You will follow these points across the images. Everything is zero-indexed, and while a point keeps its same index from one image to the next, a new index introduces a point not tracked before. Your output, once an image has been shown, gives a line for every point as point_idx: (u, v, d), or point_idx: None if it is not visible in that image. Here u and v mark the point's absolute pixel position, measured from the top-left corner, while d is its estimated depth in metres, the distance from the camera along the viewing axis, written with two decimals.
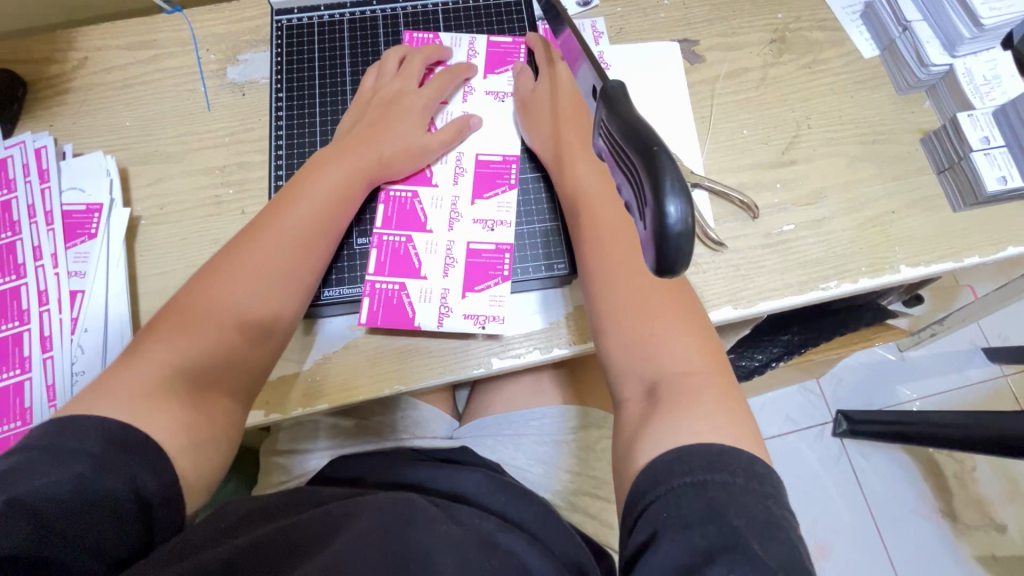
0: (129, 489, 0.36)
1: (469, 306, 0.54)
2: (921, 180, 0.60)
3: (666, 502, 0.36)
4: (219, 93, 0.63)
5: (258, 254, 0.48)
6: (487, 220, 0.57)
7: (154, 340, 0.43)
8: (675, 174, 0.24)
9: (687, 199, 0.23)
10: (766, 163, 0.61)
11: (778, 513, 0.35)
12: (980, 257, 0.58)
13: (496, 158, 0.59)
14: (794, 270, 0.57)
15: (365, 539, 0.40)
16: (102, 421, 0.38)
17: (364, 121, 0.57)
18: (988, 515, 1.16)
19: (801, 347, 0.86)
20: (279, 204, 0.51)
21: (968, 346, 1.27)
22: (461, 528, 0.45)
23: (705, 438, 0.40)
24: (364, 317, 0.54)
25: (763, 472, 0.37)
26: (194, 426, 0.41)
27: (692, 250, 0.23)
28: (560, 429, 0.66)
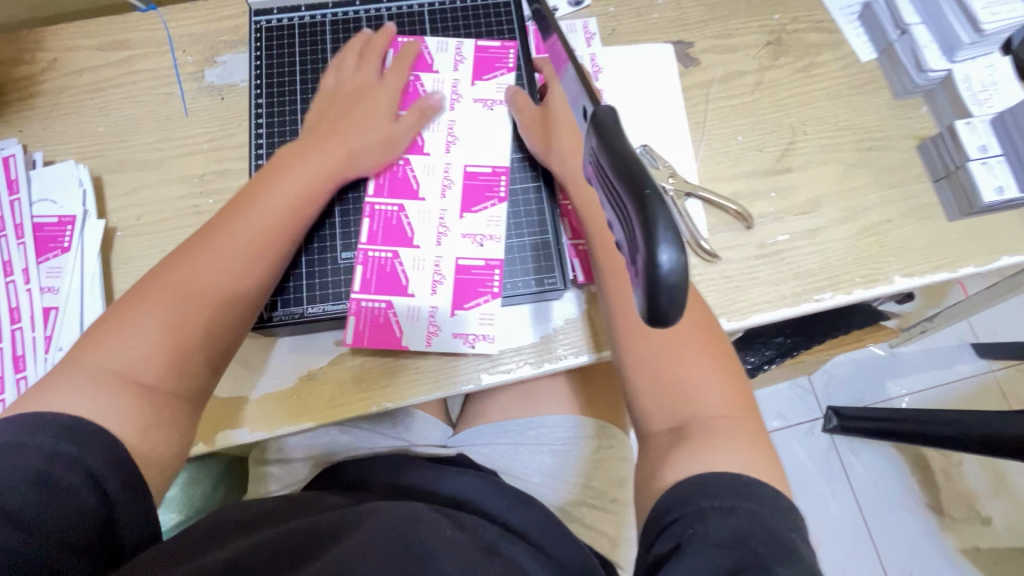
0: (86, 484, 0.34)
1: (459, 325, 0.53)
2: (917, 189, 0.59)
3: (691, 520, 0.36)
4: (196, 96, 0.61)
5: (220, 242, 0.45)
6: (476, 236, 0.55)
7: (98, 346, 0.39)
8: (666, 216, 0.22)
9: (680, 246, 0.22)
10: (762, 171, 0.60)
11: (804, 547, 0.35)
12: (975, 267, 0.57)
13: (486, 170, 0.57)
14: (789, 281, 0.56)
15: (373, 550, 0.39)
16: (53, 413, 0.36)
17: (330, 114, 0.55)
18: (975, 509, 1.18)
19: (792, 350, 0.86)
20: (243, 194, 0.48)
21: (957, 342, 1.28)
22: (469, 539, 0.45)
23: (725, 466, 0.39)
24: (350, 337, 0.52)
25: (786, 507, 0.37)
26: (157, 414, 0.39)
27: (684, 301, 0.22)
28: (556, 438, 0.66)
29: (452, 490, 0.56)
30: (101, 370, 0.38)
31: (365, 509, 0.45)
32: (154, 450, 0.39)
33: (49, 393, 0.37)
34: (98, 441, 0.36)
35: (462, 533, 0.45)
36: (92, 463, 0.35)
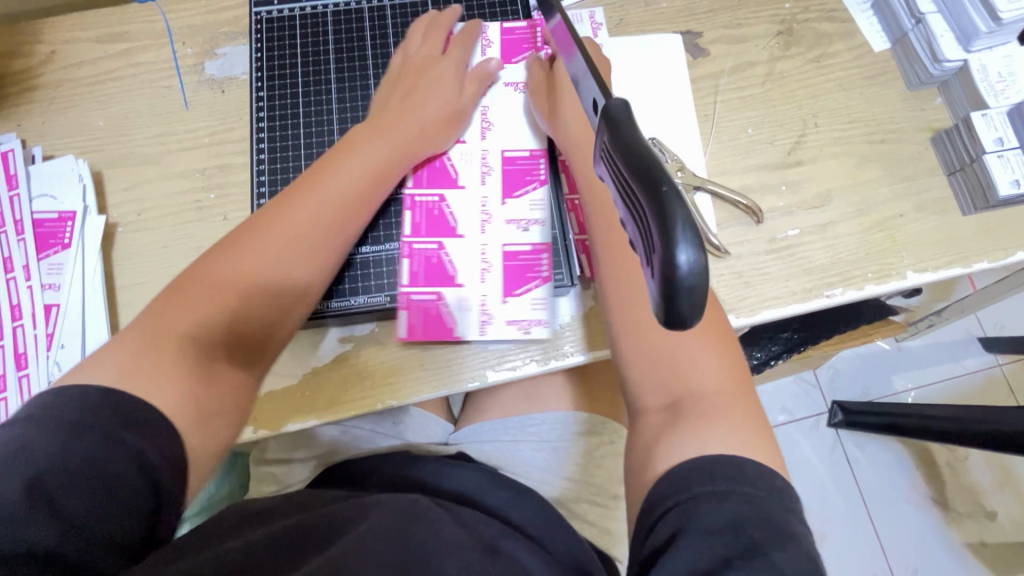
0: (140, 473, 0.33)
1: (511, 312, 0.53)
2: (930, 182, 0.58)
3: (686, 507, 0.35)
4: (197, 89, 0.60)
5: (290, 221, 0.47)
6: (520, 221, 0.55)
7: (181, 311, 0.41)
8: (684, 214, 0.21)
9: (700, 246, 0.21)
10: (772, 164, 0.58)
11: (800, 528, 0.34)
12: (988, 263, 0.56)
13: (522, 154, 0.57)
14: (799, 277, 0.55)
15: (369, 544, 0.38)
16: (115, 397, 0.35)
17: (396, 92, 0.56)
18: (980, 504, 1.17)
19: (799, 345, 0.85)
20: (310, 172, 0.50)
21: (964, 336, 1.27)
22: (468, 533, 0.45)
23: (720, 448, 0.38)
24: (403, 332, 0.52)
25: (783, 487, 0.36)
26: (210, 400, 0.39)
27: (704, 303, 0.21)
28: (559, 436, 0.65)
29: (453, 486, 0.57)
30: (178, 335, 0.39)
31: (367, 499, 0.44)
32: (202, 443, 0.38)
33: (121, 354, 0.38)
34: (155, 435, 0.35)
35: (460, 526, 0.45)
36: (151, 459, 0.34)
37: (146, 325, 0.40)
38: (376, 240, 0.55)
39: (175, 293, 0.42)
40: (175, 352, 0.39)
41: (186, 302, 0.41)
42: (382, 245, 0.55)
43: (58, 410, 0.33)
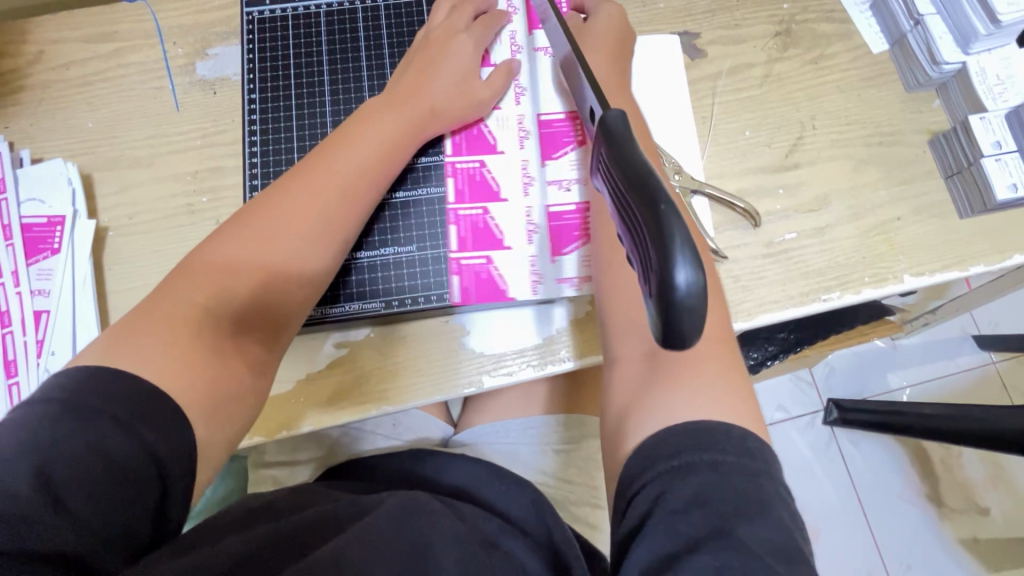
0: (149, 461, 0.34)
1: (562, 270, 0.53)
2: (928, 185, 0.58)
3: (653, 488, 0.35)
4: (188, 90, 0.59)
5: (299, 201, 0.45)
6: (562, 181, 0.55)
7: (175, 307, 0.40)
8: (682, 233, 0.21)
9: (700, 269, 0.20)
10: (770, 167, 0.58)
11: (770, 491, 0.34)
12: (985, 266, 0.56)
13: (558, 117, 0.56)
14: (797, 280, 0.55)
15: (363, 537, 0.39)
16: (126, 382, 0.35)
17: (410, 71, 0.54)
18: (972, 500, 1.18)
19: (796, 346, 0.85)
20: (322, 148, 0.49)
21: (959, 334, 1.27)
22: (468, 527, 0.46)
23: (692, 413, 0.38)
24: (458, 296, 0.53)
25: (754, 447, 0.36)
26: (218, 394, 0.39)
27: (701, 325, 0.21)
28: (556, 438, 0.65)
29: (452, 480, 0.57)
30: (185, 314, 0.40)
31: (365, 500, 0.46)
32: (211, 433, 0.39)
33: (134, 330, 0.39)
34: (164, 423, 0.36)
35: (455, 518, 0.46)
36: (158, 447, 0.35)
37: (160, 297, 0.41)
38: (370, 245, 0.54)
39: (171, 287, 0.41)
40: (181, 331, 0.39)
41: (197, 280, 0.42)
42: (377, 250, 0.54)
43: (73, 391, 0.34)
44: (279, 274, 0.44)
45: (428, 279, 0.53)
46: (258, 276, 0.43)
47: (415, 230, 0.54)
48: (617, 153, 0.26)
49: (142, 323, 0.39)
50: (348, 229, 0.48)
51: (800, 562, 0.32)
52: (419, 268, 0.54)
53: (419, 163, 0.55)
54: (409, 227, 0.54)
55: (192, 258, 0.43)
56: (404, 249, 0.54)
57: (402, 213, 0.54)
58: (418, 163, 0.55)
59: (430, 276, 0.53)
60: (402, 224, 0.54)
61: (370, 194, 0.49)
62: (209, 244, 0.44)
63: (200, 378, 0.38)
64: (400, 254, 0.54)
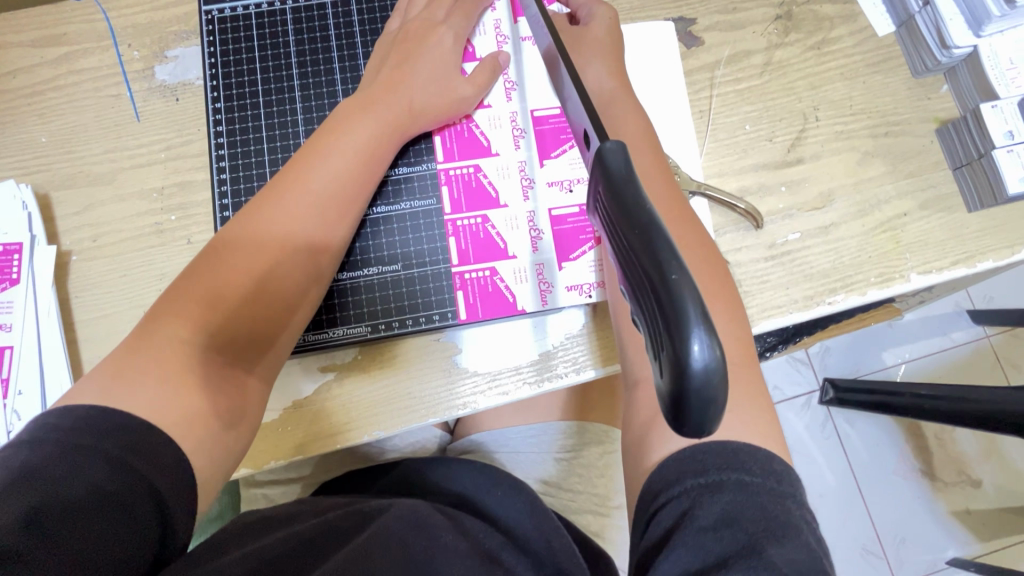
0: (145, 491, 0.31)
1: (570, 277, 0.50)
2: (935, 178, 0.55)
3: (680, 502, 0.34)
4: (148, 98, 0.55)
5: (281, 215, 0.42)
6: (563, 181, 0.51)
7: (145, 346, 0.36)
8: (694, 301, 0.19)
9: (716, 343, 0.19)
10: (771, 163, 0.55)
11: (799, 515, 0.33)
12: (993, 261, 0.54)
13: (553, 112, 0.52)
14: (800, 284, 0.53)
15: (360, 562, 0.35)
16: (118, 419, 0.33)
17: (386, 67, 0.50)
18: (966, 473, 1.18)
19: (794, 336, 0.82)
20: (299, 153, 0.45)
21: (954, 309, 1.26)
22: (471, 542, 0.43)
23: (719, 436, 0.37)
24: (463, 313, 0.50)
25: (780, 469, 0.35)
26: (211, 429, 0.36)
27: (721, 407, 0.19)
28: (557, 446, 0.63)
29: (458, 488, 0.56)
30: (172, 346, 0.37)
31: (366, 509, 0.43)
32: (209, 468, 0.36)
33: (119, 369, 0.35)
34: (164, 460, 0.33)
35: (463, 535, 0.44)
36: (153, 477, 0.32)
37: (145, 329, 0.37)
38: (351, 265, 0.50)
39: (143, 323, 0.38)
40: (173, 365, 0.36)
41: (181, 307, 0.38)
42: (358, 272, 0.50)
43: (63, 429, 0.31)
44: (267, 294, 0.41)
45: (416, 300, 0.50)
46: (245, 297, 0.40)
47: (401, 247, 0.50)
48: (618, 193, 0.24)
49: (130, 359, 0.36)
50: (336, 240, 0.45)
51: None
52: (407, 288, 0.50)
53: (390, 176, 0.51)
54: (391, 242, 0.50)
55: (175, 282, 0.40)
56: (389, 267, 0.50)
57: (384, 228, 0.50)
58: (388, 177, 0.51)
59: (416, 295, 0.50)
60: (385, 239, 0.50)
61: (356, 203, 0.45)
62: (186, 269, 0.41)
63: (192, 410, 0.35)
64: (384, 273, 0.50)
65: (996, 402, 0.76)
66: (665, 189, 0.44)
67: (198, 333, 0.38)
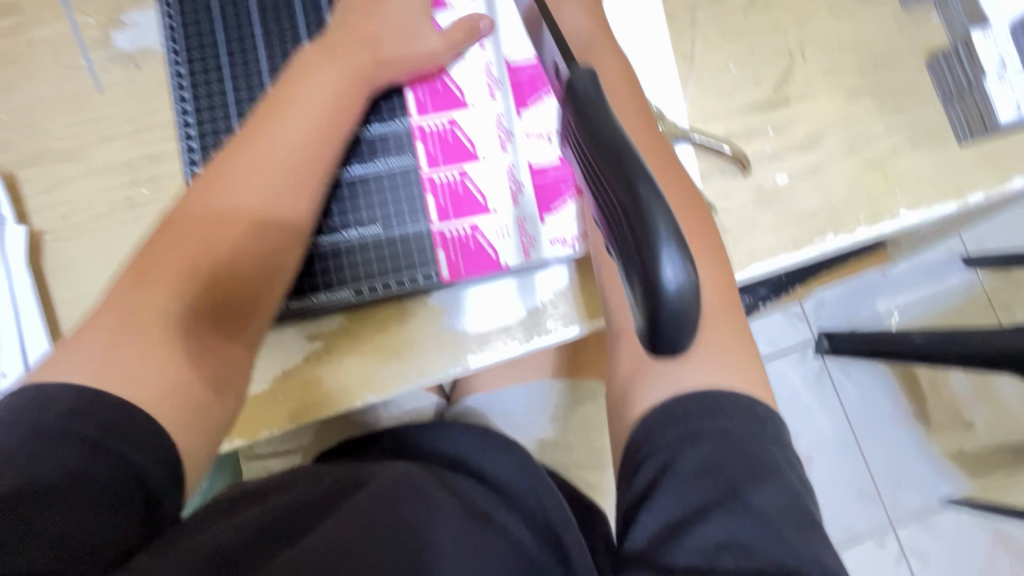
0: (125, 470, 0.31)
1: (553, 230, 0.49)
2: (926, 112, 0.54)
3: (660, 455, 0.34)
4: (108, 68, 0.52)
5: (256, 179, 0.41)
6: (542, 131, 0.50)
7: (116, 322, 0.36)
8: (666, 224, 0.19)
9: (688, 261, 0.19)
10: (756, 105, 0.54)
11: (778, 458, 0.34)
12: (983, 193, 0.53)
13: (528, 59, 0.50)
14: (788, 227, 0.52)
15: (348, 529, 0.35)
16: (91, 395, 0.32)
17: (348, 17, 0.48)
18: (958, 415, 1.20)
19: (788, 286, 0.82)
20: (264, 115, 0.43)
21: (947, 256, 1.25)
22: (465, 500, 0.44)
23: (706, 380, 0.36)
24: (446, 272, 0.49)
25: (764, 416, 0.35)
26: (193, 402, 0.36)
27: (696, 326, 0.19)
28: (549, 403, 0.64)
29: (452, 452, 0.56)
30: (154, 317, 0.36)
31: (360, 472, 0.43)
32: (192, 438, 0.36)
33: (95, 346, 0.35)
34: (143, 433, 0.33)
35: (454, 493, 0.44)
36: (133, 455, 0.32)
37: (120, 302, 0.37)
38: (329, 230, 0.48)
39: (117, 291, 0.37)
40: (150, 335, 0.36)
41: (158, 279, 0.37)
42: (337, 236, 0.48)
43: (41, 414, 0.32)
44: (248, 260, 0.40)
45: (399, 262, 0.48)
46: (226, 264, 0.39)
47: (378, 208, 0.49)
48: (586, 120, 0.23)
49: (104, 330, 0.35)
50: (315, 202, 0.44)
51: (806, 520, 0.32)
52: (388, 250, 0.49)
53: (363, 136, 0.49)
54: (368, 203, 0.49)
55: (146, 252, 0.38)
56: (368, 230, 0.48)
57: (361, 190, 0.49)
58: (360, 137, 0.49)
59: (398, 257, 0.48)
60: (363, 201, 0.49)
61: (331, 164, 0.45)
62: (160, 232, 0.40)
63: (173, 376, 0.35)
64: (364, 236, 0.48)
65: (988, 344, 0.77)
66: (650, 141, 0.43)
67: (180, 303, 0.37)
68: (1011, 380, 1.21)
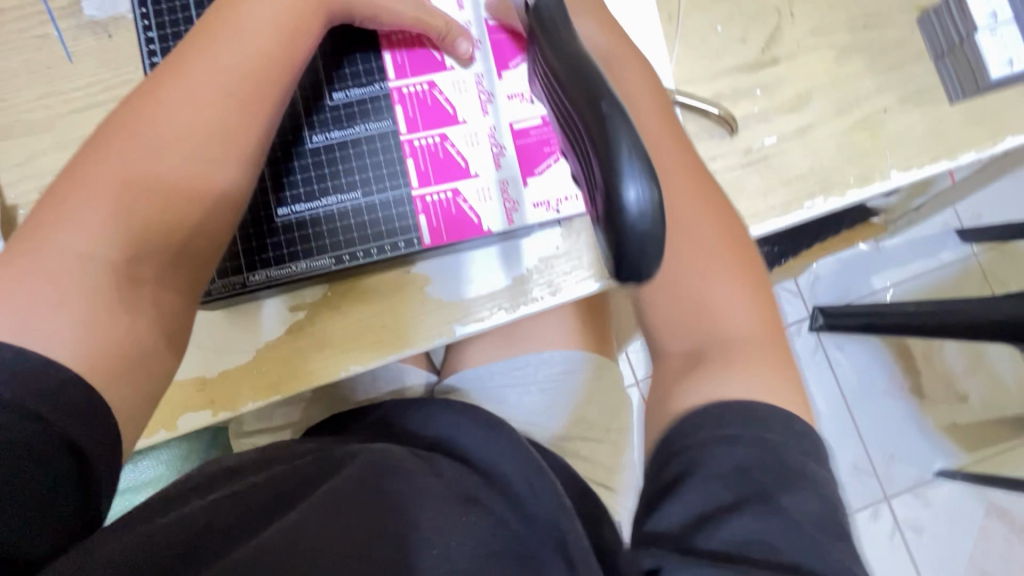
0: (53, 441, 0.30)
1: (535, 193, 0.49)
2: (917, 70, 0.53)
3: (693, 452, 0.33)
4: (78, 37, 0.51)
5: (173, 147, 0.36)
6: (523, 93, 0.49)
7: (28, 268, 0.33)
8: (629, 152, 0.23)
9: (648, 183, 0.23)
10: (745, 65, 0.53)
11: (818, 471, 0.33)
12: (975, 153, 0.52)
13: (508, 18, 0.49)
14: (778, 189, 0.51)
15: (324, 524, 0.34)
16: (22, 366, 0.30)
17: None
18: (953, 388, 1.20)
19: (781, 258, 0.78)
20: (176, 72, 0.38)
21: (942, 230, 1.25)
22: (446, 484, 0.40)
23: (742, 393, 0.35)
24: (427, 238, 0.48)
25: (801, 430, 0.34)
26: (130, 368, 0.34)
27: (654, 238, 0.24)
28: (554, 373, 0.59)
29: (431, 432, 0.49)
30: (61, 288, 0.32)
31: (335, 454, 0.41)
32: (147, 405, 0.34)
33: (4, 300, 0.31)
34: (83, 415, 0.31)
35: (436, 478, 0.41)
36: (59, 426, 0.30)
37: (20, 273, 0.32)
38: (308, 196, 0.47)
39: (32, 230, 0.34)
40: (70, 286, 0.33)
41: (60, 258, 0.33)
42: (316, 202, 0.47)
43: None
44: (171, 238, 0.37)
45: (379, 229, 0.48)
46: (144, 241, 0.35)
47: (358, 173, 0.48)
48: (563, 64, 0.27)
49: (17, 277, 0.32)
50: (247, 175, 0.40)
51: (843, 534, 0.31)
52: (368, 216, 0.48)
53: (340, 100, 0.48)
54: (347, 169, 0.48)
55: (36, 227, 0.33)
56: (348, 195, 0.48)
57: (340, 155, 0.48)
58: (337, 101, 0.48)
59: (378, 223, 0.48)
60: (342, 166, 0.48)
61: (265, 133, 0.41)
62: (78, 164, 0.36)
63: (105, 353, 0.33)
64: (343, 202, 0.48)
65: (981, 314, 0.76)
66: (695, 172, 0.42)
67: (93, 274, 0.33)
68: (1006, 352, 1.21)
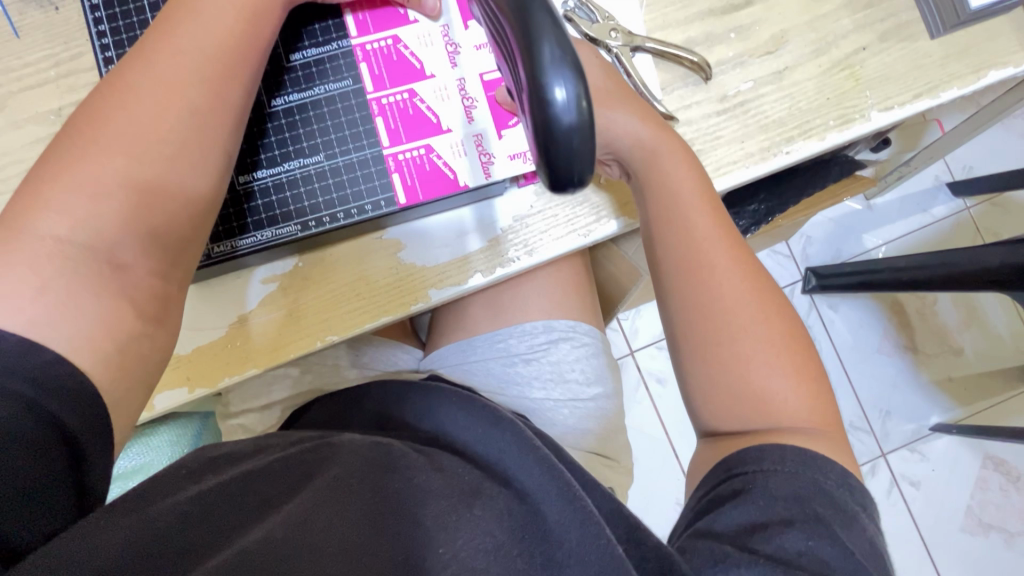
0: (42, 424, 0.29)
1: (510, 144, 0.48)
2: (895, 6, 0.51)
3: (748, 479, 0.37)
4: (23, 10, 0.49)
5: (149, 125, 0.35)
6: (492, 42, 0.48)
7: None
8: (556, 57, 0.28)
9: (574, 83, 0.28)
10: (718, 9, 0.51)
11: (864, 518, 0.36)
12: (958, 90, 0.51)
13: None
14: (755, 135, 0.50)
15: (327, 520, 0.33)
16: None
17: None
18: (947, 343, 1.20)
19: (767, 217, 0.75)
20: (142, 52, 0.37)
21: (934, 184, 1.23)
22: (447, 478, 0.39)
23: (783, 430, 0.39)
24: (402, 197, 0.47)
25: (854, 483, 0.37)
26: (104, 342, 0.32)
27: (580, 132, 0.29)
28: (542, 341, 0.58)
29: (433, 424, 0.46)
30: (27, 265, 0.31)
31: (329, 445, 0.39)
32: (115, 382, 0.33)
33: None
34: (66, 390, 0.30)
35: (438, 472, 0.39)
36: (45, 406, 0.29)
37: None
38: (271, 162, 0.46)
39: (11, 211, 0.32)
40: (43, 264, 0.31)
41: (37, 247, 0.31)
42: (279, 167, 0.46)
43: None
44: (152, 219, 0.35)
45: (347, 192, 0.47)
46: (130, 225, 0.34)
47: (324, 135, 0.46)
48: None
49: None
50: (227, 152, 0.39)
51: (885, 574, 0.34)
52: (337, 178, 0.47)
53: (298, 61, 0.46)
54: (312, 131, 0.46)
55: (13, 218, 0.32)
56: (312, 159, 0.46)
57: (300, 118, 0.46)
58: (295, 62, 0.46)
59: (347, 185, 0.47)
60: (305, 129, 0.46)
61: (239, 107, 0.39)
62: (55, 146, 0.34)
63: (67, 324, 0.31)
64: (307, 166, 0.46)
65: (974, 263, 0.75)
66: (736, 250, 0.43)
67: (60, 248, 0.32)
68: (998, 304, 1.21)
